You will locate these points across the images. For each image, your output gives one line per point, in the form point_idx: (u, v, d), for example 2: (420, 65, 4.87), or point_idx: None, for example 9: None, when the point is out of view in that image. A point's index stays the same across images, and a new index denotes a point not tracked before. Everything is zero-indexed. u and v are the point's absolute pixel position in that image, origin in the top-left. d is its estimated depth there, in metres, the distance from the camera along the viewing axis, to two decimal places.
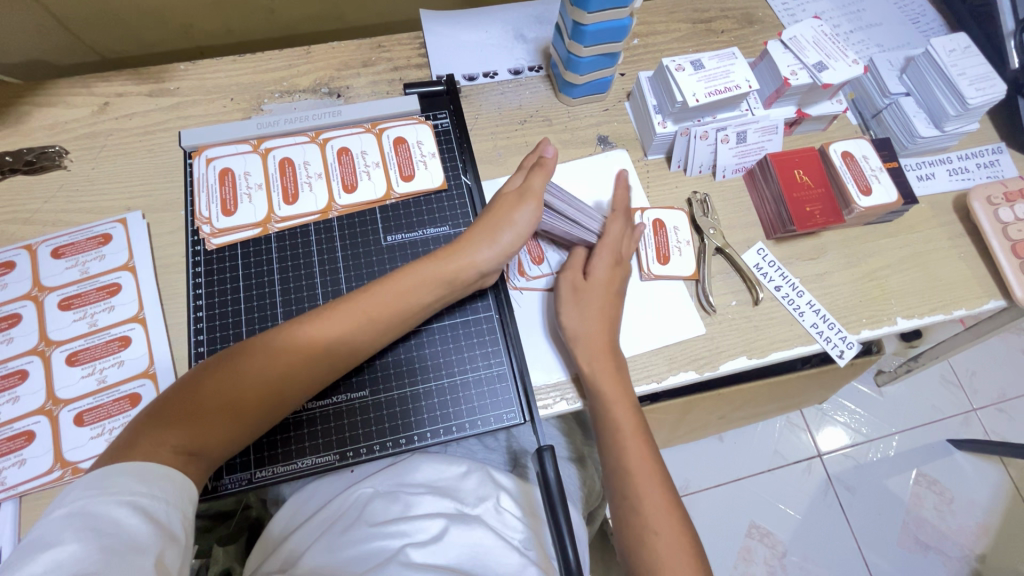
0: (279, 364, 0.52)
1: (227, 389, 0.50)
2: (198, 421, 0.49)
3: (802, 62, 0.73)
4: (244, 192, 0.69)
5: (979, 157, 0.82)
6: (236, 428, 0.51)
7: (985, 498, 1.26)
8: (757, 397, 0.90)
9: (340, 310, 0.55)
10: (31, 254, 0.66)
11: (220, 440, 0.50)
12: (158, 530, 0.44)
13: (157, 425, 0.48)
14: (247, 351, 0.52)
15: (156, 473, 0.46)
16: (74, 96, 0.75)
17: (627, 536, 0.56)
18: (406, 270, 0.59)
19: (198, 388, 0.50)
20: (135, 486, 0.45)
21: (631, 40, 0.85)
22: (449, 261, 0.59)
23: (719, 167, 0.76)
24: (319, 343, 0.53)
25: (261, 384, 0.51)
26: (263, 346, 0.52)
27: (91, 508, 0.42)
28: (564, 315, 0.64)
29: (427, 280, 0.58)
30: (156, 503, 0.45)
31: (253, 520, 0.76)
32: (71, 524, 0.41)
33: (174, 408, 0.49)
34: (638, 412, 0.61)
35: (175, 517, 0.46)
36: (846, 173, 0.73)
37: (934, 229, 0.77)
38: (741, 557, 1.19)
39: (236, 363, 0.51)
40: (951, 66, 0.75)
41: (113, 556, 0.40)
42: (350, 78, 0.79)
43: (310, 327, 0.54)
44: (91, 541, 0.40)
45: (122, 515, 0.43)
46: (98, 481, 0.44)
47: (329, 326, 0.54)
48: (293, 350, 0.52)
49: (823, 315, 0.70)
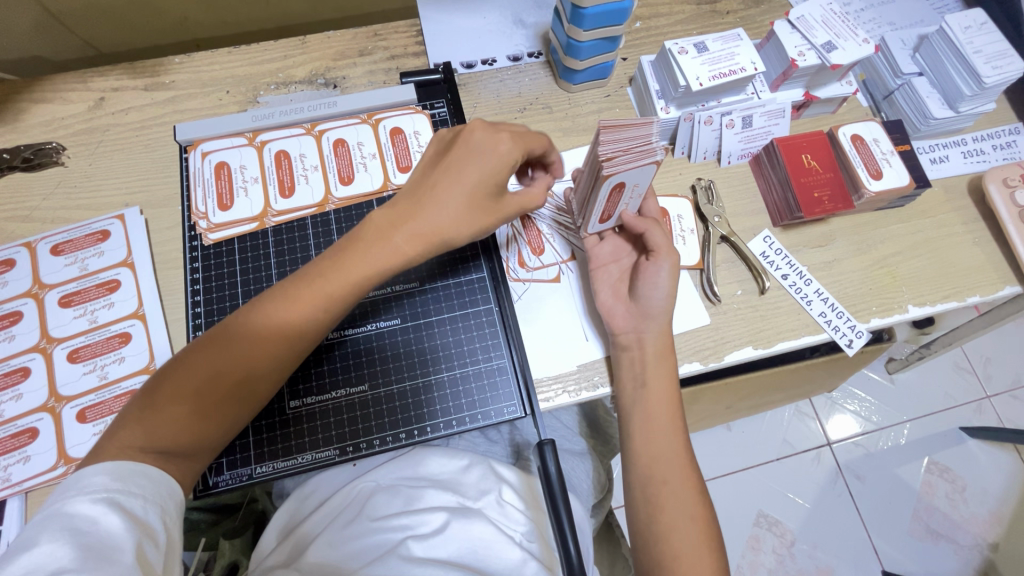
0: (231, 357, 0.51)
1: (192, 387, 0.50)
2: (154, 419, 0.49)
3: (810, 42, 0.70)
4: (240, 186, 0.69)
5: (995, 139, 0.79)
6: (211, 429, 0.51)
7: (997, 485, 1.24)
8: (763, 386, 0.89)
9: (300, 293, 0.52)
10: (31, 251, 0.66)
11: (193, 438, 0.50)
12: (135, 526, 0.43)
13: (126, 426, 0.49)
14: (211, 344, 0.51)
15: (129, 471, 0.46)
16: (70, 91, 0.74)
17: (661, 521, 0.55)
18: (354, 247, 0.53)
19: (160, 391, 0.50)
20: (110, 483, 0.45)
21: (632, 24, 0.83)
22: (404, 237, 0.53)
23: (724, 153, 0.74)
24: (280, 334, 0.51)
25: (230, 381, 0.50)
26: (217, 339, 0.51)
27: (68, 508, 0.43)
28: (664, 297, 0.61)
29: (381, 259, 0.53)
30: (131, 498, 0.45)
31: (258, 514, 0.79)
32: (47, 524, 0.42)
33: (139, 408, 0.49)
34: (678, 400, 0.60)
35: (153, 512, 0.46)
36: (856, 156, 0.71)
37: (947, 214, 0.75)
38: (750, 546, 1.19)
39: (190, 362, 0.50)
40: (967, 43, 0.72)
41: (90, 553, 0.40)
42: (346, 68, 0.78)
43: (267, 319, 0.51)
44: (68, 540, 0.41)
45: (97, 513, 0.43)
46: (76, 483, 0.45)
47: (288, 321, 0.51)
48: (260, 345, 0.51)
49: (831, 304, 0.69)
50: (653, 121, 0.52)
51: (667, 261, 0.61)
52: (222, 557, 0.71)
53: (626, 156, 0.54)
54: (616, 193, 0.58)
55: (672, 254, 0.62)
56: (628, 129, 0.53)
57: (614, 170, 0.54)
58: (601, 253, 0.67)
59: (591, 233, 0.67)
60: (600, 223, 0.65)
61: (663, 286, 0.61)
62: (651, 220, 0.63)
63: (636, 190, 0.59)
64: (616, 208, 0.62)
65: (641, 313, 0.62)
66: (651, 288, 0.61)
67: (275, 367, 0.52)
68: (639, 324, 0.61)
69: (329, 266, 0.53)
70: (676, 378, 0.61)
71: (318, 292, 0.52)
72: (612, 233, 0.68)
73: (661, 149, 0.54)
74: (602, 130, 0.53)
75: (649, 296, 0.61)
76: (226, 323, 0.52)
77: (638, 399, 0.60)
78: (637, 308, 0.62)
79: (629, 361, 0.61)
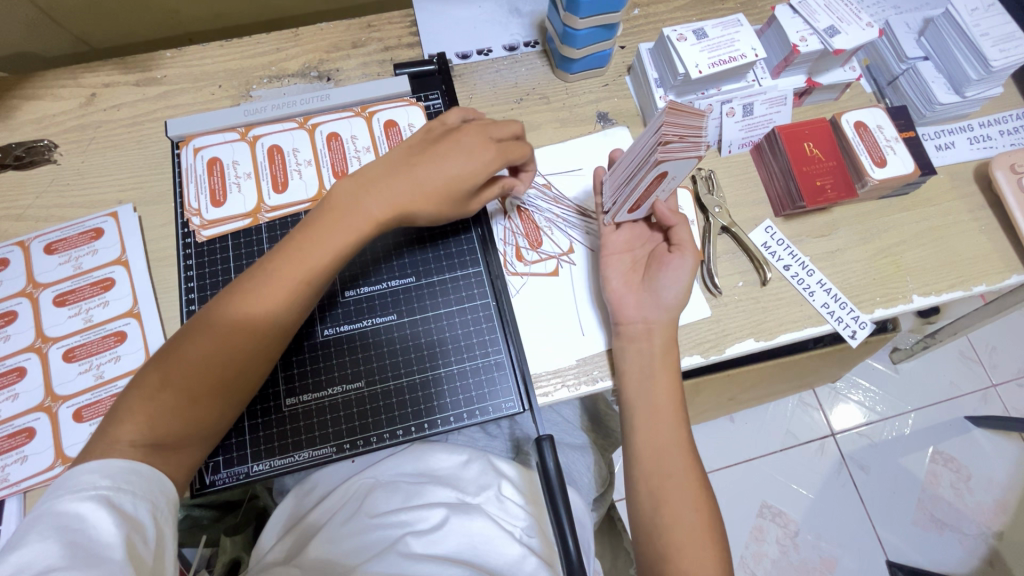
0: (222, 341, 0.51)
1: (178, 372, 0.49)
2: (143, 412, 0.48)
3: (812, 27, 0.68)
4: (234, 181, 0.68)
5: (1003, 124, 0.78)
6: (198, 415, 0.50)
7: (1003, 474, 1.23)
8: (766, 377, 0.88)
9: (284, 273, 0.52)
10: (25, 250, 0.65)
11: (183, 426, 0.50)
12: (125, 522, 0.43)
13: (117, 422, 0.48)
14: (196, 330, 0.51)
15: (121, 468, 0.46)
16: (61, 88, 0.73)
17: (663, 516, 0.54)
18: (333, 223, 0.54)
19: (149, 384, 0.49)
20: (100, 480, 0.44)
21: (630, 10, 0.81)
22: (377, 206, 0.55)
23: (724, 142, 0.73)
24: (259, 311, 0.52)
25: (216, 362, 0.50)
26: (202, 326, 0.51)
27: (58, 506, 0.42)
28: (674, 285, 0.60)
29: (354, 230, 0.55)
30: (121, 495, 0.45)
31: (259, 510, 0.79)
32: (36, 523, 0.41)
33: (130, 403, 0.49)
34: (681, 394, 0.59)
35: (143, 507, 0.45)
36: (859, 144, 0.69)
37: (953, 202, 0.73)
38: (753, 536, 1.19)
39: (178, 350, 0.50)
40: (973, 26, 0.70)
41: (77, 552, 0.40)
42: (339, 60, 0.77)
43: (249, 299, 0.52)
44: (57, 539, 0.40)
45: (87, 510, 0.42)
46: (67, 482, 0.44)
47: (267, 294, 0.52)
48: (244, 328, 0.51)
49: (834, 295, 0.67)
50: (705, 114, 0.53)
51: (692, 257, 0.61)
52: (225, 555, 0.68)
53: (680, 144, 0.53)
54: (656, 183, 0.57)
55: (694, 252, 0.61)
56: (685, 116, 0.53)
57: (666, 155, 0.52)
58: (617, 241, 0.65)
59: (609, 221, 0.65)
60: (627, 214, 0.63)
61: (682, 281, 0.60)
62: (682, 216, 0.63)
63: (671, 182, 0.58)
64: (648, 199, 0.61)
65: (653, 304, 0.61)
66: (670, 280, 0.61)
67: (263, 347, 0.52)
68: (648, 316, 0.61)
69: (306, 241, 0.54)
70: (678, 372, 0.60)
71: (298, 261, 0.53)
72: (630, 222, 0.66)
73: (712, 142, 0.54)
74: (665, 111, 0.52)
75: (666, 288, 0.60)
76: (206, 311, 0.52)
77: (640, 393, 0.59)
78: (649, 299, 0.61)
79: (637, 352, 0.60)
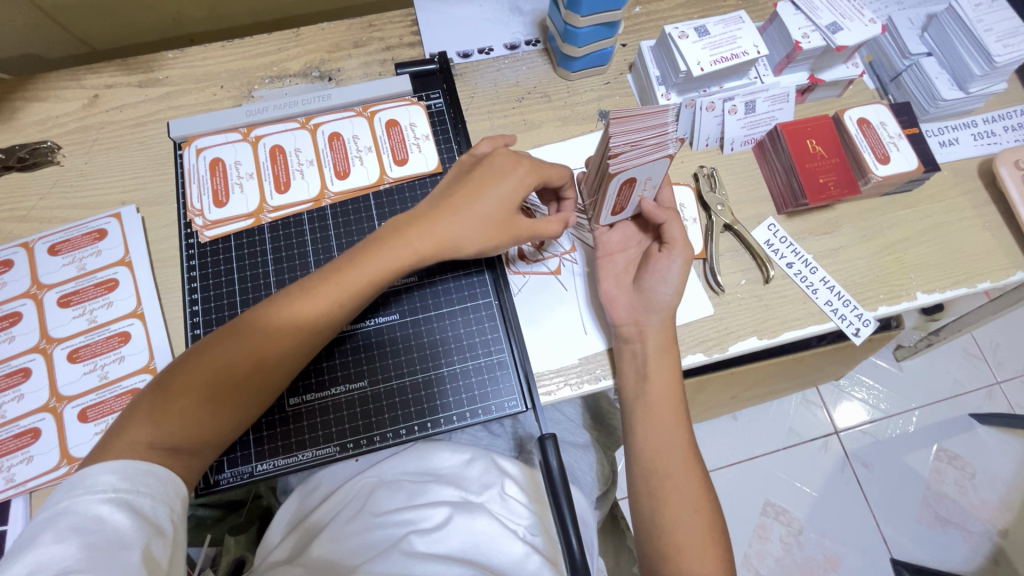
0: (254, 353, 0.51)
1: (204, 380, 0.50)
2: (162, 414, 0.49)
3: (814, 23, 0.68)
4: (236, 181, 0.68)
5: (1006, 120, 0.77)
6: (219, 425, 0.51)
7: (1008, 471, 1.23)
8: (770, 375, 0.88)
9: (321, 289, 0.53)
10: (29, 251, 0.65)
11: (204, 433, 0.50)
12: (143, 524, 0.43)
13: (136, 421, 0.48)
14: (227, 335, 0.52)
15: (137, 469, 0.46)
16: (64, 90, 0.73)
17: (664, 516, 0.54)
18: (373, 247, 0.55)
19: (173, 386, 0.50)
20: (118, 482, 0.44)
21: (632, 8, 0.81)
22: (419, 238, 0.56)
23: (726, 140, 0.73)
24: (290, 326, 0.52)
25: (241, 372, 0.51)
26: (234, 333, 0.52)
27: (76, 506, 0.43)
28: (665, 286, 0.60)
29: (390, 253, 0.55)
30: (140, 497, 0.45)
31: (264, 509, 0.79)
32: (53, 522, 0.42)
33: (151, 401, 0.49)
34: (683, 392, 0.59)
35: (162, 511, 0.46)
36: (861, 141, 0.69)
37: (957, 198, 0.73)
38: (757, 535, 1.18)
39: (204, 358, 0.51)
40: (977, 21, 0.70)
41: (96, 552, 0.40)
42: (340, 60, 0.77)
43: (282, 311, 0.52)
44: (75, 540, 0.41)
45: (104, 512, 0.43)
46: (82, 481, 0.44)
47: (305, 311, 0.53)
48: (277, 343, 0.52)
49: (837, 292, 0.67)
50: (667, 110, 0.51)
51: (681, 255, 0.60)
52: None
53: (637, 146, 0.53)
54: (627, 188, 0.58)
55: (685, 249, 0.60)
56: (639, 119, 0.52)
57: (621, 166, 0.53)
58: (610, 241, 0.66)
59: (602, 224, 0.65)
60: (613, 215, 0.64)
61: (672, 282, 0.60)
62: (672, 211, 0.62)
63: (647, 183, 0.58)
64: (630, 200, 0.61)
65: (644, 306, 0.61)
66: (658, 281, 0.60)
67: (288, 360, 0.53)
68: (640, 317, 0.61)
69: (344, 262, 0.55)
70: (678, 371, 0.60)
71: (335, 283, 0.53)
72: (622, 221, 0.67)
73: (673, 141, 0.53)
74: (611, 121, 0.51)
75: (656, 290, 0.60)
76: (241, 318, 0.53)
77: (641, 393, 0.59)
78: (640, 300, 0.61)
79: (632, 353, 0.60)
